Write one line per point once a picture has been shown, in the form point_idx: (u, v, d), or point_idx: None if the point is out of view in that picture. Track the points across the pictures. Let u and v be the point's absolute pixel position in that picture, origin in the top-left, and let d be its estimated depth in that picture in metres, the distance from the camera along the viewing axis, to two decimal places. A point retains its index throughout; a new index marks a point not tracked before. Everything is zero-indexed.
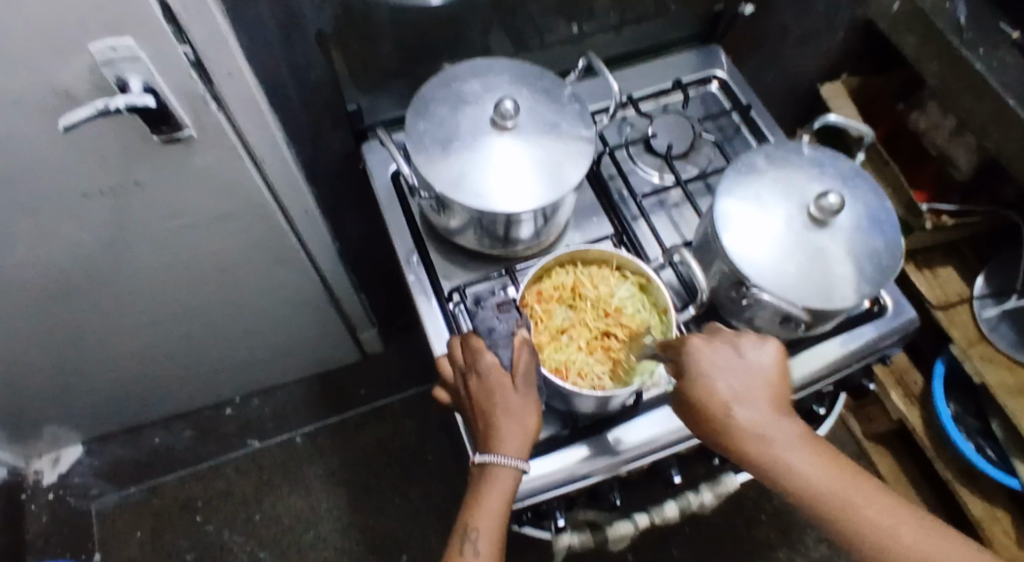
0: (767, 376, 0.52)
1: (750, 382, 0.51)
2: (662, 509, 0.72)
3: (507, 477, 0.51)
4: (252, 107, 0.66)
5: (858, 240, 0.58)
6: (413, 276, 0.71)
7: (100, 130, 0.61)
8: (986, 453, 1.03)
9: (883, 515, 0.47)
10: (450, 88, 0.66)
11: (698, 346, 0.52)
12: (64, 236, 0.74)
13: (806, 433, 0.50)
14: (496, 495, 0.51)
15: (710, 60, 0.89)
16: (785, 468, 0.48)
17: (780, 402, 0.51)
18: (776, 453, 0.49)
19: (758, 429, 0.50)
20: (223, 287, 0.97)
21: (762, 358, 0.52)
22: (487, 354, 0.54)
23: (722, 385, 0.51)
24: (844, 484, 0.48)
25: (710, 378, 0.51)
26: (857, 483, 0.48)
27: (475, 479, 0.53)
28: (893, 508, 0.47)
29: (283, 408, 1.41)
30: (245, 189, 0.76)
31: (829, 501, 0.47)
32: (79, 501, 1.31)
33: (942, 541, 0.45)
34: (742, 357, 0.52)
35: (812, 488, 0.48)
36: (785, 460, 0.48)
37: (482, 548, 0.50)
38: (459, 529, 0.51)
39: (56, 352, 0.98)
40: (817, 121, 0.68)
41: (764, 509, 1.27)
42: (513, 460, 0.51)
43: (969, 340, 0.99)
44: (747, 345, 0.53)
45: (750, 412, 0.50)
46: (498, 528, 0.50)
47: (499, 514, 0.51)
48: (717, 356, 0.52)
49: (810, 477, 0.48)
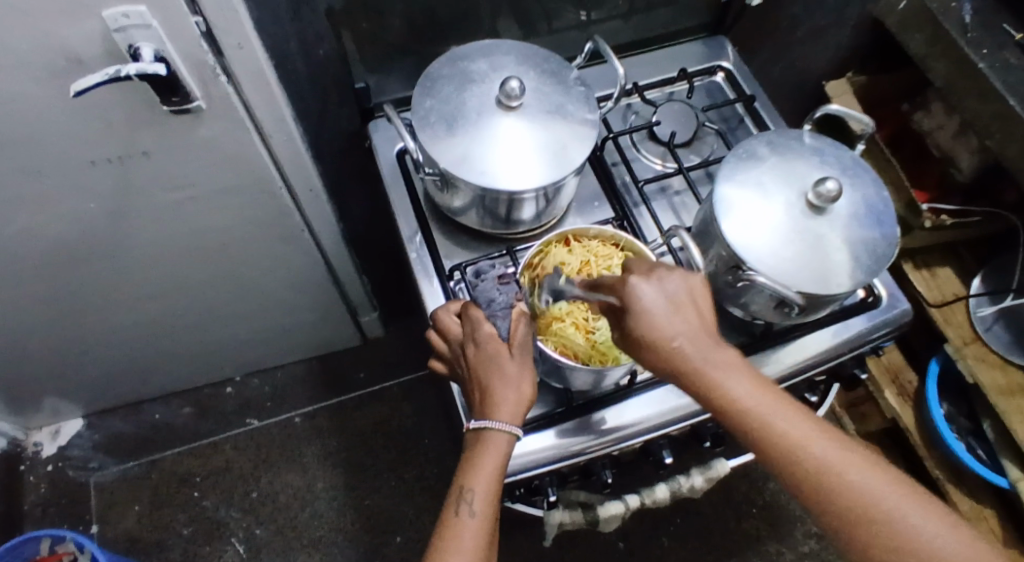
0: (700, 306, 0.50)
1: (685, 314, 0.49)
2: (653, 492, 0.73)
3: (503, 440, 0.52)
4: (260, 80, 0.67)
5: (855, 228, 0.58)
6: (415, 253, 0.72)
7: (110, 96, 0.61)
8: (976, 453, 1.04)
9: (818, 441, 0.45)
10: (458, 67, 0.66)
11: (637, 283, 0.49)
12: (70, 203, 0.75)
13: (740, 359, 0.48)
14: (492, 458, 0.52)
15: (717, 51, 0.90)
16: (725, 397, 0.46)
17: (709, 332, 0.49)
18: (712, 378, 0.47)
19: (695, 357, 0.47)
20: (226, 263, 0.98)
21: (695, 286, 0.50)
22: (485, 323, 0.55)
23: (657, 313, 0.48)
24: (772, 405, 0.46)
25: (643, 307, 0.48)
26: (785, 404, 0.47)
27: (471, 444, 0.53)
28: (810, 424, 0.46)
29: (283, 388, 1.43)
30: (251, 163, 0.77)
31: (757, 422, 0.46)
32: (78, 473, 1.33)
33: (853, 458, 0.45)
34: (672, 287, 0.49)
35: (741, 410, 0.46)
36: (720, 385, 0.47)
37: (477, 508, 0.50)
38: (454, 491, 0.52)
39: (59, 321, 0.99)
40: (819, 110, 0.69)
41: (756, 503, 1.28)
42: (509, 424, 0.52)
43: (963, 340, 0.99)
44: (681, 275, 0.50)
45: (687, 339, 0.48)
46: (492, 489, 0.51)
47: (494, 476, 0.52)
48: (651, 286, 0.49)
49: (741, 399, 0.46)
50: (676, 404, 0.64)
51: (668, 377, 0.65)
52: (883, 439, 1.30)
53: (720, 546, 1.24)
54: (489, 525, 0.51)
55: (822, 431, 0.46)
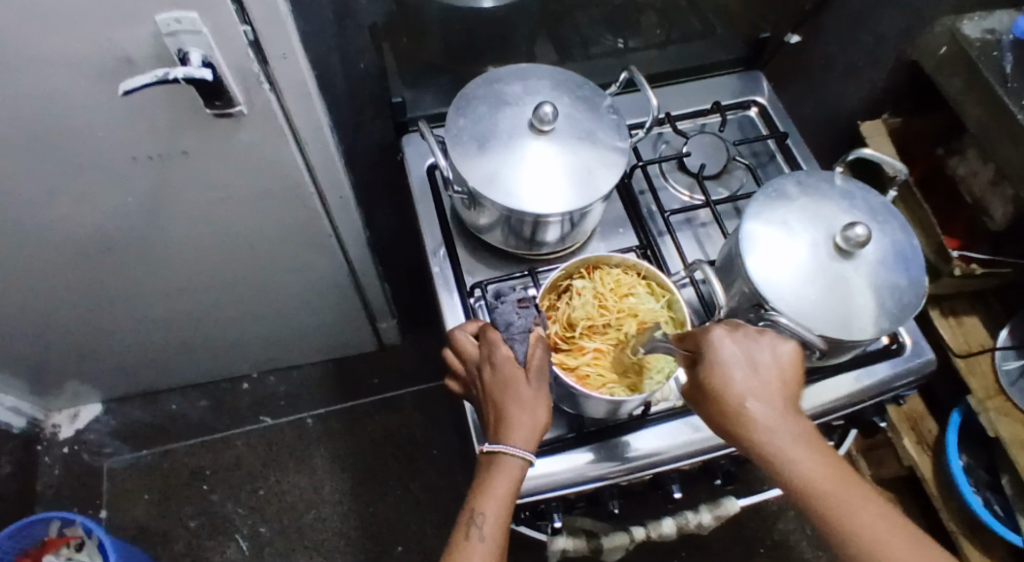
0: (782, 372, 0.51)
1: (763, 376, 0.50)
2: (659, 525, 0.71)
3: (515, 465, 0.52)
4: (301, 88, 0.69)
5: (882, 274, 0.58)
6: (438, 268, 0.73)
7: (156, 97, 0.64)
8: (993, 508, 1.02)
9: (884, 527, 0.45)
10: (493, 88, 0.68)
11: (720, 337, 0.51)
12: (110, 195, 0.77)
13: (813, 433, 0.49)
14: (504, 482, 0.52)
15: (751, 85, 0.90)
16: (791, 468, 0.47)
17: (788, 397, 0.50)
18: (779, 447, 0.48)
19: (766, 424, 0.48)
20: (253, 263, 1.00)
21: (782, 354, 0.51)
22: (502, 346, 0.55)
23: (734, 374, 0.50)
24: (841, 486, 0.47)
25: (720, 368, 0.50)
26: (848, 483, 0.47)
27: (484, 466, 0.53)
28: (881, 513, 0.46)
29: (298, 388, 1.44)
30: (285, 167, 0.79)
31: (827, 502, 0.46)
32: (93, 458, 1.35)
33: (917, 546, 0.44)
34: (759, 352, 0.51)
35: (809, 486, 0.47)
36: (787, 456, 0.47)
37: (487, 532, 0.51)
38: (466, 514, 0.52)
39: (89, 308, 1.02)
40: (851, 153, 0.69)
41: (764, 543, 1.25)
42: (521, 449, 0.52)
43: (987, 393, 0.97)
44: (768, 342, 0.51)
45: (765, 408, 0.49)
46: (503, 514, 0.51)
47: (505, 500, 0.52)
48: (735, 348, 0.51)
49: (810, 476, 0.47)
50: (690, 439, 0.63)
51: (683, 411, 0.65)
52: (899, 487, 1.26)
53: None
54: (498, 549, 0.51)
55: (888, 515, 0.46)
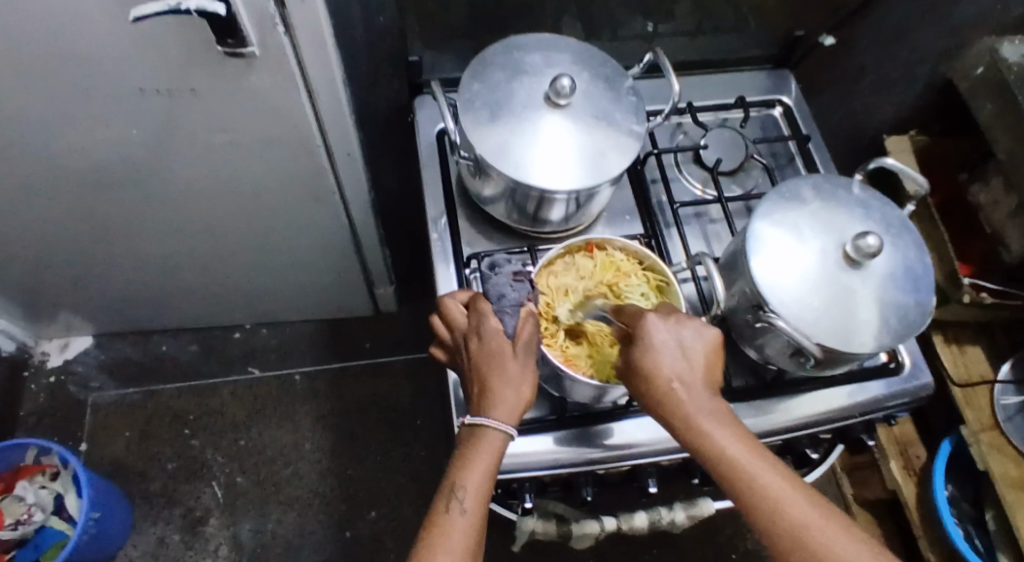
0: (704, 357, 0.50)
1: (691, 362, 0.50)
2: (631, 517, 0.70)
3: (498, 439, 0.51)
4: (316, 35, 0.67)
5: (889, 290, 0.56)
6: (437, 235, 0.72)
7: (168, 28, 0.62)
8: (974, 543, 1.01)
9: (802, 505, 0.45)
10: (513, 56, 0.65)
11: (653, 321, 0.51)
12: (114, 127, 0.76)
13: (731, 413, 0.49)
14: (486, 456, 0.51)
15: (779, 85, 0.87)
16: (711, 447, 0.47)
17: (710, 381, 0.50)
18: (701, 426, 0.47)
19: (689, 403, 0.48)
20: (254, 212, 0.98)
21: (705, 340, 0.51)
22: (491, 318, 0.54)
23: (662, 352, 0.49)
24: (757, 464, 0.46)
25: (649, 347, 0.50)
26: (766, 461, 0.47)
27: (466, 440, 0.52)
28: (798, 489, 0.46)
29: (289, 344, 1.44)
30: (294, 117, 0.77)
31: (742, 477, 0.46)
32: (78, 390, 1.35)
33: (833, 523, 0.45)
34: (684, 334, 0.50)
35: (731, 464, 0.46)
36: (709, 434, 0.47)
37: (468, 506, 0.49)
38: (446, 487, 0.50)
39: (85, 239, 1.01)
40: (873, 162, 0.67)
41: (736, 549, 1.26)
42: (505, 423, 0.51)
43: (981, 425, 0.96)
44: (694, 325, 0.51)
45: (689, 388, 0.49)
46: (485, 488, 0.50)
47: (487, 474, 0.51)
48: (663, 327, 0.51)
49: (730, 452, 0.47)
50: (670, 436, 0.63)
51: None
52: (878, 508, 1.26)
53: None
54: (479, 524, 0.50)
55: (806, 493, 0.46)
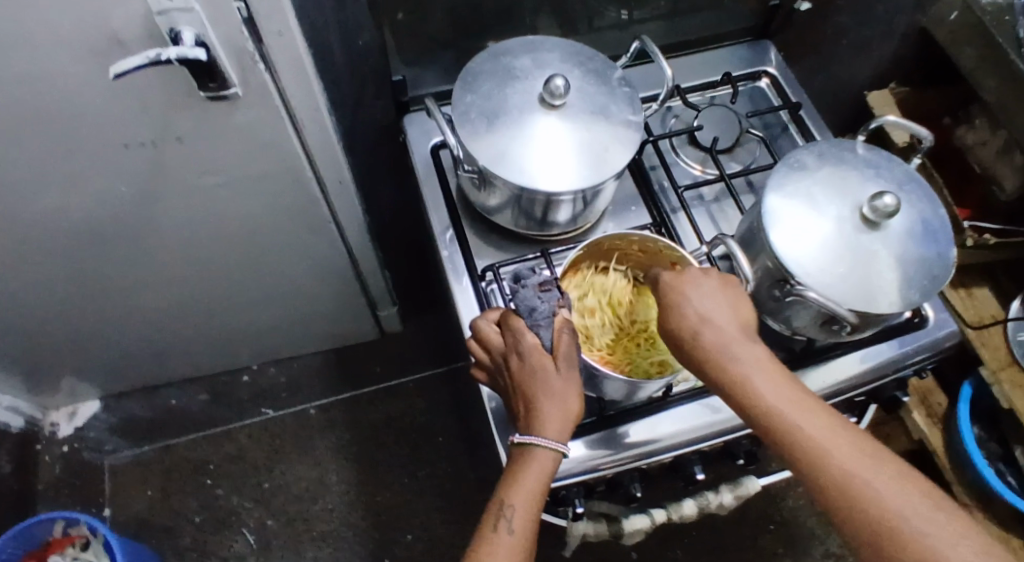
0: (733, 309, 0.51)
1: (719, 315, 0.51)
2: (680, 506, 0.71)
3: (548, 458, 0.51)
4: (297, 67, 0.65)
5: (909, 246, 0.56)
6: (447, 251, 0.71)
7: (148, 79, 0.60)
8: (1008, 479, 1.02)
9: (844, 449, 0.45)
10: (501, 62, 0.65)
11: (676, 285, 0.52)
12: (102, 186, 0.75)
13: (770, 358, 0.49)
14: (535, 473, 0.51)
15: (760, 56, 0.87)
16: (752, 397, 0.47)
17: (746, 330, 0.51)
18: (742, 375, 0.48)
19: (724, 355, 0.49)
20: (253, 252, 0.97)
21: (727, 295, 0.52)
22: (528, 334, 0.53)
23: (705, 314, 0.50)
24: (797, 409, 0.47)
25: (681, 305, 0.51)
26: (808, 406, 0.47)
27: (515, 457, 0.53)
28: (842, 434, 0.46)
29: (298, 379, 1.42)
30: (282, 151, 0.76)
31: (781, 422, 0.46)
32: (93, 455, 1.33)
33: (876, 462, 0.44)
34: (710, 290, 0.52)
35: (784, 424, 0.47)
36: (750, 383, 0.47)
37: (515, 526, 0.50)
38: (495, 505, 0.51)
39: (84, 303, 1.00)
40: (874, 121, 0.67)
41: (773, 519, 1.27)
42: (555, 441, 0.51)
43: (1000, 364, 0.97)
44: (716, 282, 0.52)
45: (737, 348, 0.49)
46: (534, 506, 0.50)
47: (537, 493, 0.51)
48: (692, 288, 0.52)
49: (769, 399, 0.47)
50: (702, 425, 0.63)
51: (700, 393, 0.64)
52: (906, 459, 1.27)
53: None
54: (529, 543, 0.50)
55: (847, 435, 0.46)
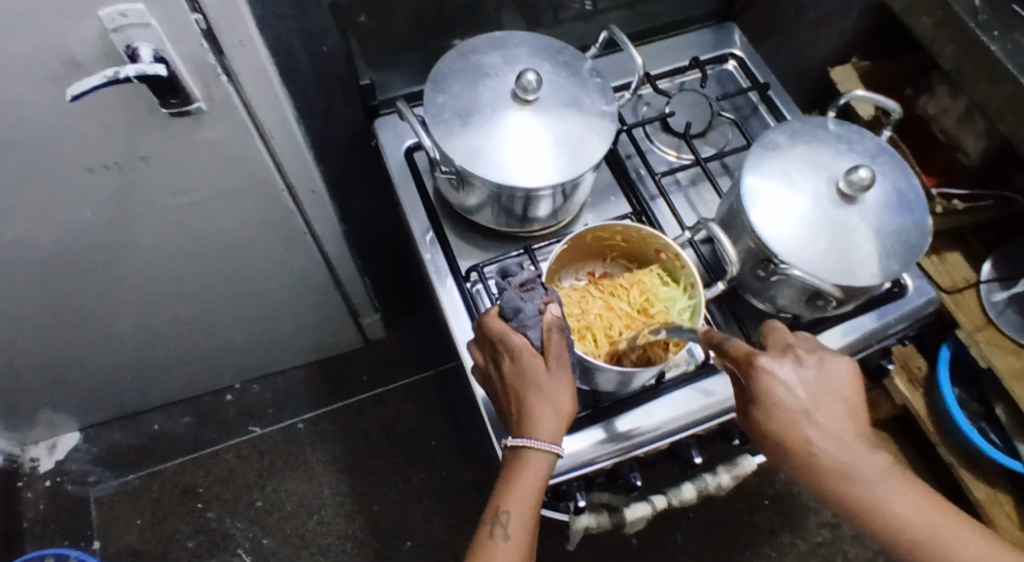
0: (837, 395, 0.51)
1: (828, 407, 0.50)
2: (680, 491, 0.71)
3: (542, 460, 0.51)
4: (262, 78, 0.64)
5: (886, 218, 0.57)
6: (429, 254, 0.70)
7: (107, 100, 0.58)
8: (990, 438, 1.04)
9: (951, 532, 0.49)
10: (470, 60, 0.64)
11: (784, 376, 0.50)
12: (67, 213, 0.72)
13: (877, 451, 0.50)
14: (530, 476, 0.51)
15: (725, 38, 0.88)
16: (867, 494, 0.49)
17: (851, 416, 0.51)
18: (856, 476, 0.49)
19: (838, 455, 0.49)
20: (229, 269, 0.95)
21: (830, 380, 0.52)
22: (516, 336, 0.53)
23: (808, 407, 0.50)
24: (903, 498, 0.49)
25: (791, 400, 0.50)
26: (909, 492, 0.50)
27: (509, 460, 0.53)
28: (945, 515, 0.49)
29: (284, 394, 1.40)
30: (252, 164, 0.75)
31: (893, 517, 0.49)
32: (77, 488, 1.29)
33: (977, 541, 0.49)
34: (818, 378, 0.51)
35: (897, 520, 0.49)
36: (867, 483, 0.49)
37: (510, 531, 0.51)
38: (490, 510, 0.52)
39: (56, 333, 0.97)
40: (843, 97, 0.67)
41: (767, 495, 1.29)
42: (549, 443, 0.51)
43: (976, 325, 1.00)
44: (823, 366, 0.52)
45: (834, 443, 0.49)
46: (530, 510, 0.51)
47: (532, 497, 0.51)
48: (797, 380, 0.51)
49: (881, 495, 0.49)
50: (698, 409, 0.63)
51: (692, 377, 0.64)
52: (891, 424, 1.30)
53: (734, 539, 1.26)
54: (525, 545, 0.51)
55: (947, 514, 0.49)
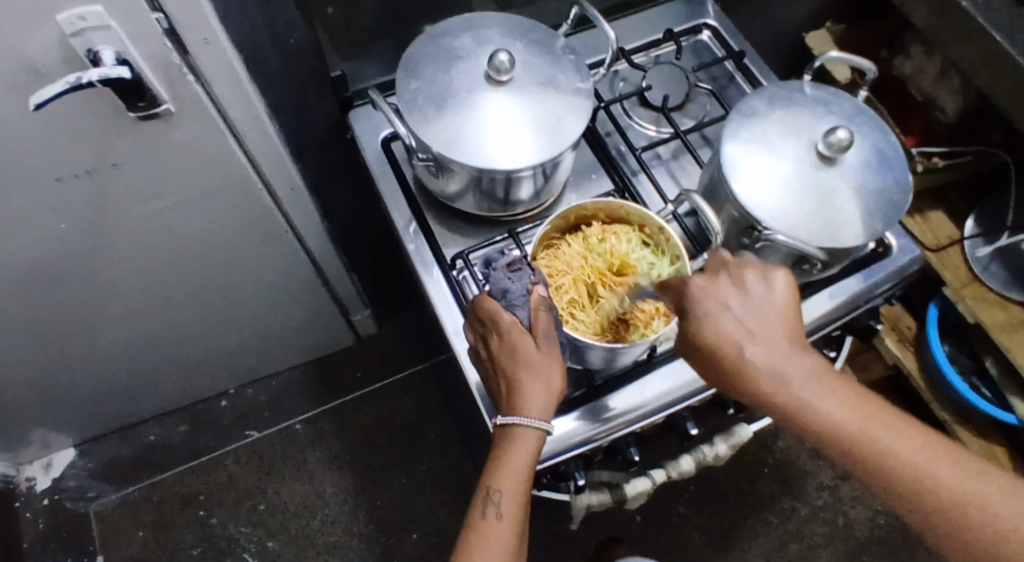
0: (771, 314, 0.49)
1: (766, 321, 0.49)
2: (679, 463, 0.71)
3: (532, 437, 0.51)
4: (230, 75, 0.63)
5: (867, 177, 0.57)
6: (413, 245, 0.70)
7: (73, 107, 0.57)
8: (982, 392, 1.06)
9: (920, 451, 0.46)
10: (441, 44, 0.63)
11: (710, 292, 0.50)
12: (41, 225, 0.71)
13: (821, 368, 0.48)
14: (520, 454, 0.50)
15: (699, 8, 0.87)
16: (809, 406, 0.47)
17: (790, 335, 0.49)
18: (797, 389, 0.47)
19: (770, 365, 0.47)
20: (212, 273, 0.94)
21: (769, 296, 0.50)
22: (505, 313, 0.53)
23: (749, 326, 0.49)
24: (858, 417, 0.47)
25: (719, 313, 0.49)
26: (867, 411, 0.47)
27: (499, 439, 0.52)
28: (913, 438, 0.46)
29: (279, 396, 1.39)
30: (228, 165, 0.73)
31: (843, 431, 0.46)
32: (77, 504, 1.28)
33: (950, 461, 0.45)
34: (757, 296, 0.50)
35: (853, 436, 0.46)
36: (810, 396, 0.47)
37: (503, 510, 0.50)
38: (482, 490, 0.51)
39: (42, 349, 0.95)
40: (818, 59, 0.66)
41: (766, 463, 1.31)
42: (538, 420, 0.51)
43: (962, 282, 1.00)
44: (759, 280, 0.51)
45: (771, 355, 0.48)
46: (521, 488, 0.50)
47: (522, 476, 0.50)
48: (726, 295, 0.50)
49: (830, 411, 0.47)
50: (693, 378, 0.63)
51: None
52: (884, 385, 1.32)
53: (736, 508, 1.27)
54: (518, 525, 0.50)
55: (914, 434, 0.47)
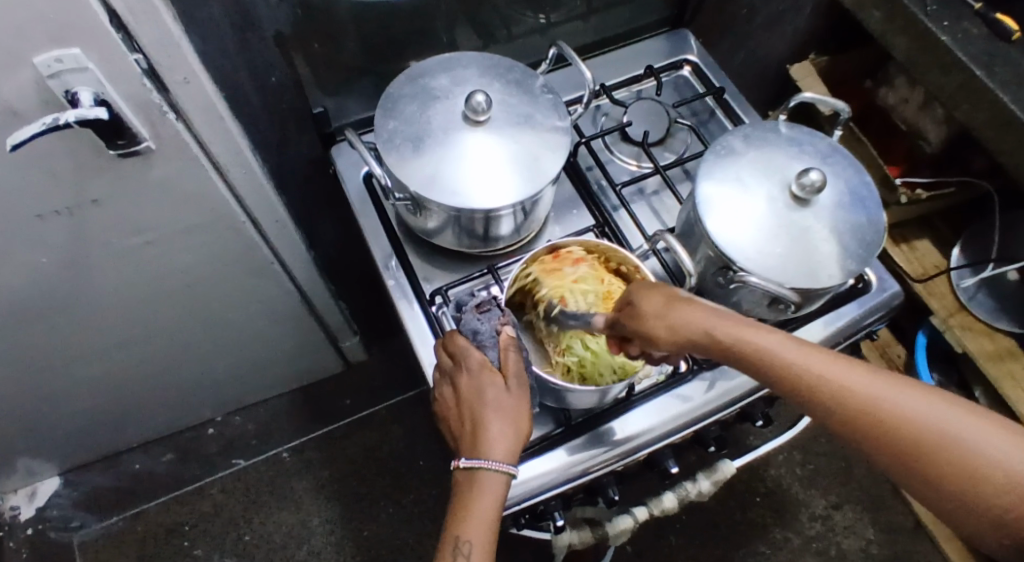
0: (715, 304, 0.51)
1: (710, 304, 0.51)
2: (661, 501, 0.70)
3: (499, 482, 0.50)
4: (211, 112, 0.63)
5: (841, 217, 0.57)
6: (392, 280, 0.70)
7: (51, 146, 0.57)
8: None
9: (872, 384, 0.44)
10: (419, 84, 0.64)
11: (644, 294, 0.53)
12: (20, 260, 0.70)
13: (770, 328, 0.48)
14: (486, 500, 0.50)
15: (680, 44, 0.88)
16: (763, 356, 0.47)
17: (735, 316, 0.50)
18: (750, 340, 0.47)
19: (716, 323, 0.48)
20: (198, 303, 0.94)
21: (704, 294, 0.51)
22: (475, 352, 0.54)
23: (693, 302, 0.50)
24: (811, 359, 0.46)
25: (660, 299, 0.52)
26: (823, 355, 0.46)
27: (464, 485, 0.51)
28: (873, 377, 0.44)
29: (266, 424, 1.38)
30: (210, 199, 0.74)
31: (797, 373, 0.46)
32: (61, 534, 1.27)
33: (913, 392, 0.43)
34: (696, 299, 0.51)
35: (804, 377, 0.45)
36: (761, 346, 0.47)
37: None
38: (449, 541, 0.49)
39: (24, 380, 0.94)
40: (793, 99, 0.67)
41: (758, 492, 1.30)
42: (505, 463, 0.50)
43: (949, 311, 1.01)
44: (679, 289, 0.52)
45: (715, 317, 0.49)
46: (489, 536, 0.49)
47: (490, 522, 0.49)
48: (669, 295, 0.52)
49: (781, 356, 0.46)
50: (676, 414, 0.63)
51: (666, 384, 0.64)
52: None
53: (728, 539, 1.25)
54: None
55: (874, 374, 0.45)
